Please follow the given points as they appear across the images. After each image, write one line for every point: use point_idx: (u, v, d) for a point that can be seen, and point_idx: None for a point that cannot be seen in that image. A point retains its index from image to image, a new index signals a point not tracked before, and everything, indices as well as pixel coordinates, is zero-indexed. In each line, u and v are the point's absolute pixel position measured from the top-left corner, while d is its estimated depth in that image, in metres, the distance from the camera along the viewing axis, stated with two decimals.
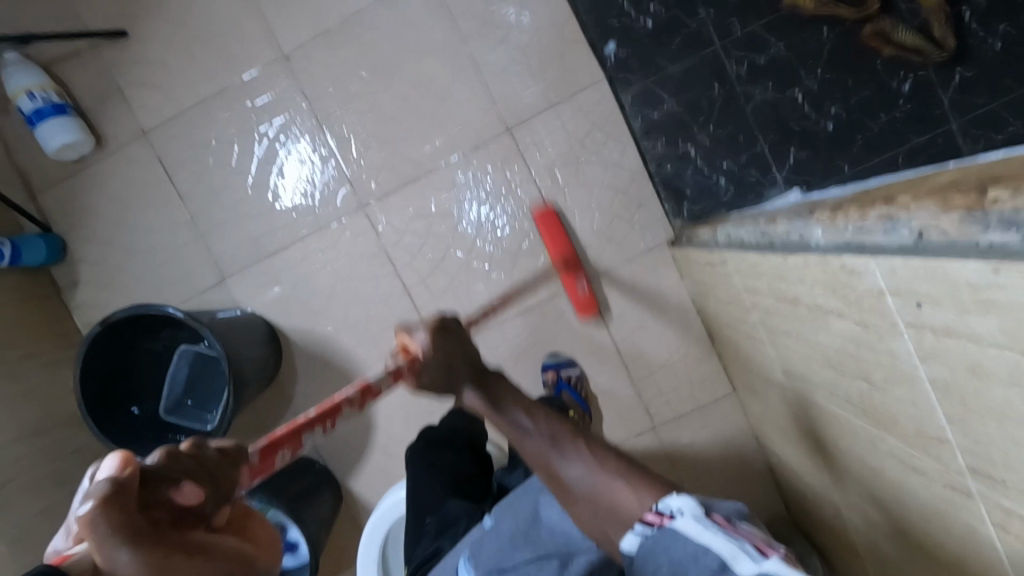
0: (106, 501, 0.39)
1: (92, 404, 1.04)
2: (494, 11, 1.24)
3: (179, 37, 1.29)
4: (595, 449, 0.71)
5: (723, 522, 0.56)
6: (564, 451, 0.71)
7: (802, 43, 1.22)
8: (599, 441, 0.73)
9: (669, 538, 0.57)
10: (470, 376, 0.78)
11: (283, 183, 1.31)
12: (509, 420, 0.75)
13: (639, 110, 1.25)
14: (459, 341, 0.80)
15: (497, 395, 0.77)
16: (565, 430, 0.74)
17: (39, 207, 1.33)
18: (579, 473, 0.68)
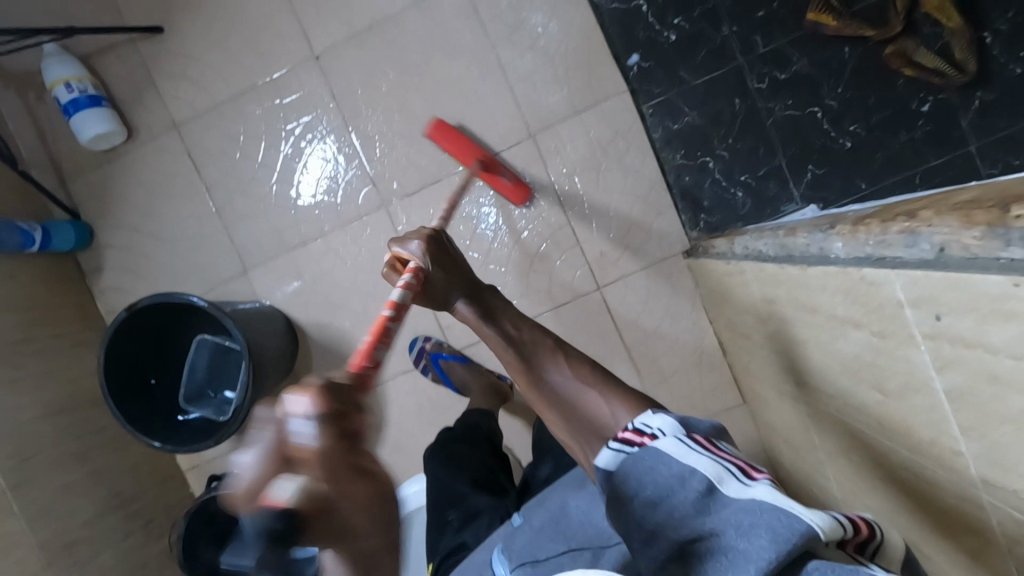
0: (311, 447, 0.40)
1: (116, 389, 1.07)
2: (521, 18, 1.27)
3: (213, 34, 1.32)
4: (571, 360, 0.79)
5: (704, 442, 0.57)
6: (544, 365, 0.78)
7: (823, 61, 1.23)
8: (577, 354, 0.81)
9: (652, 457, 0.57)
10: (460, 291, 0.84)
11: (308, 180, 1.34)
12: (492, 332, 0.82)
13: (660, 120, 1.27)
14: (452, 265, 0.84)
15: (485, 306, 0.85)
16: (546, 343, 0.81)
17: (70, 194, 1.37)
18: (559, 380, 0.77)
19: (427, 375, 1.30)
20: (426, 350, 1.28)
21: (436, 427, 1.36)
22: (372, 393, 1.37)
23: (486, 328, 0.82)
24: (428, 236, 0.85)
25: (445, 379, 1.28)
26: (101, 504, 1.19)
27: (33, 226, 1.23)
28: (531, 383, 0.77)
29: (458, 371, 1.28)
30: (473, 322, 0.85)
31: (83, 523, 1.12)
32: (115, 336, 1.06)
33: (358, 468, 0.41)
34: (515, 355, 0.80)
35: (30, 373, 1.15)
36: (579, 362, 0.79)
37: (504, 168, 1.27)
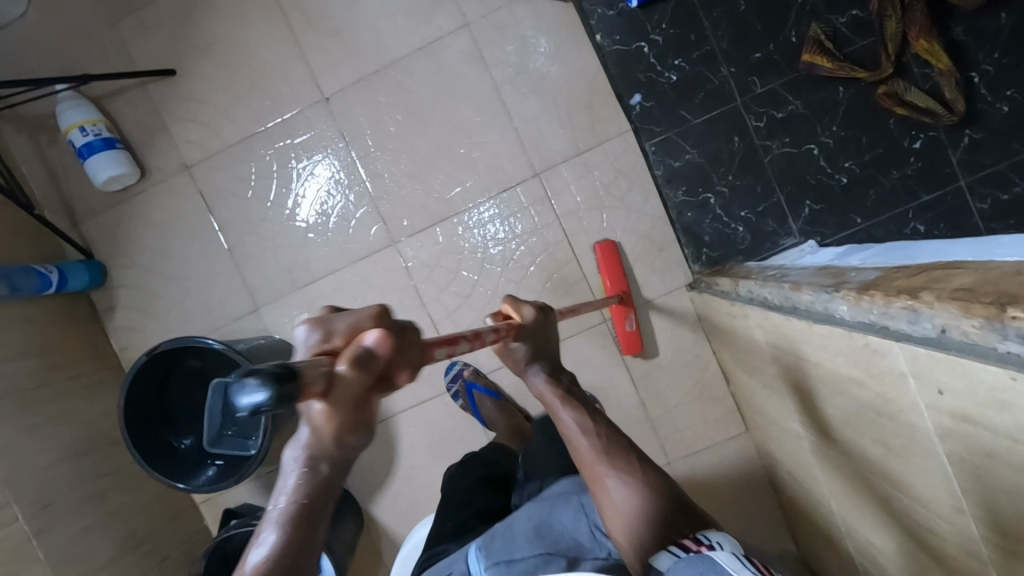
0: (356, 367, 0.47)
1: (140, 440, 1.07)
2: (527, 62, 1.30)
3: (223, 77, 1.34)
4: (644, 467, 0.81)
5: (764, 571, 0.60)
6: (615, 466, 0.80)
7: (818, 100, 1.28)
8: (647, 466, 0.82)
9: (706, 560, 0.61)
10: (541, 361, 0.83)
11: (319, 219, 1.37)
12: (569, 418, 0.83)
13: (662, 159, 1.31)
14: (544, 327, 0.83)
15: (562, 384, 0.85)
16: (619, 442, 0.83)
17: (81, 233, 1.39)
18: (623, 491, 0.79)
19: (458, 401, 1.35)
20: (463, 376, 1.33)
21: (446, 458, 1.39)
22: (384, 425, 1.40)
23: (564, 409, 0.83)
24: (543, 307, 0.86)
25: (473, 409, 1.31)
26: (119, 542, 1.20)
27: (49, 269, 1.25)
28: (596, 478, 0.81)
29: (487, 407, 1.30)
30: (550, 400, 0.84)
31: (103, 564, 1.14)
32: (132, 385, 1.07)
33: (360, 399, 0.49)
34: (591, 445, 0.82)
35: (46, 417, 1.17)
36: (652, 470, 0.81)
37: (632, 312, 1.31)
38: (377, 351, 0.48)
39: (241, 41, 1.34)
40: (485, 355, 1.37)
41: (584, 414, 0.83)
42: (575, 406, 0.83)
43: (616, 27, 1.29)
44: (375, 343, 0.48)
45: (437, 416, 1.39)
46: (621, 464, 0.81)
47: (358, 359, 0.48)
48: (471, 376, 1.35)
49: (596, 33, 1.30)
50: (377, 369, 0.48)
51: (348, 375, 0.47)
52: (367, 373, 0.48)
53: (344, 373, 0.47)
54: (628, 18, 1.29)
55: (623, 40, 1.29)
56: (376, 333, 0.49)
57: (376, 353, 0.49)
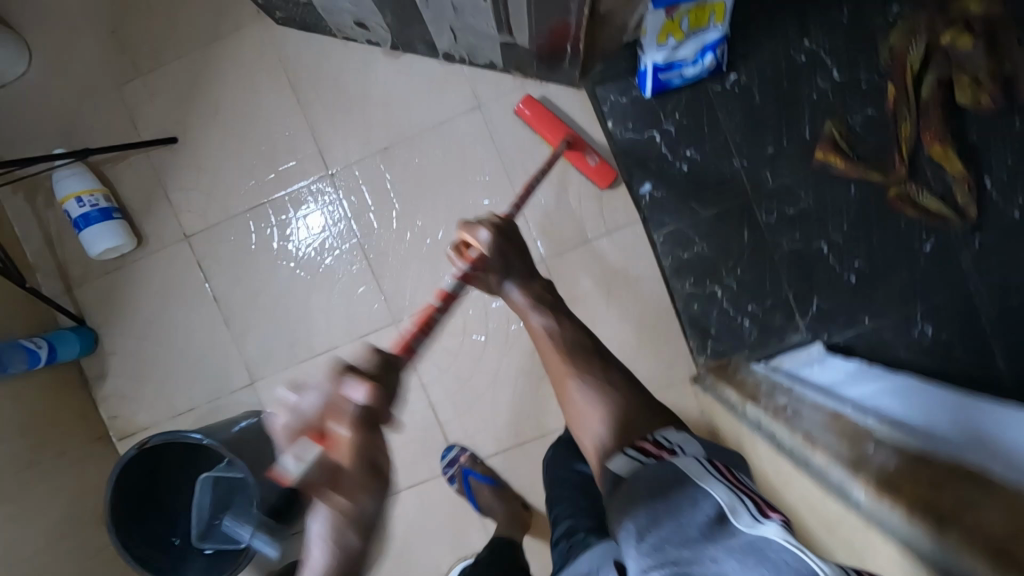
0: (358, 431, 0.49)
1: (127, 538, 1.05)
2: (538, 146, 1.29)
3: (227, 147, 1.32)
4: (607, 369, 0.81)
5: (723, 472, 0.60)
6: (579, 370, 0.80)
7: (830, 198, 1.26)
8: (613, 368, 0.81)
9: (668, 467, 0.59)
10: (513, 275, 0.85)
11: (319, 294, 1.34)
12: (539, 321, 0.85)
13: (671, 249, 1.29)
14: (507, 237, 0.85)
15: (537, 297, 0.86)
16: (587, 344, 0.83)
17: (75, 298, 1.35)
18: (584, 393, 0.78)
19: (452, 484, 1.33)
20: (460, 462, 1.31)
21: (440, 540, 1.36)
22: None
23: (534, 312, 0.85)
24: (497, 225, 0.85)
25: (468, 495, 1.28)
26: None
27: (38, 344, 1.22)
28: (561, 378, 0.81)
29: (485, 494, 1.28)
30: (523, 308, 0.86)
31: None
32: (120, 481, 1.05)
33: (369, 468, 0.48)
34: (553, 343, 0.83)
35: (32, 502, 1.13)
36: (616, 373, 0.80)
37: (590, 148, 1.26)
38: (368, 408, 0.50)
39: (247, 111, 1.31)
40: (484, 437, 1.35)
41: (552, 316, 0.86)
42: (541, 313, 0.85)
43: (629, 114, 1.28)
44: (362, 403, 0.50)
45: (433, 497, 1.36)
46: (585, 370, 0.80)
47: (360, 419, 0.49)
48: (468, 462, 1.32)
49: (609, 119, 1.28)
50: (380, 422, 0.51)
51: (349, 439, 0.49)
52: (370, 433, 0.50)
53: (346, 438, 0.49)
54: (642, 106, 1.27)
55: (636, 127, 1.28)
56: (362, 390, 0.50)
57: (370, 406, 0.50)
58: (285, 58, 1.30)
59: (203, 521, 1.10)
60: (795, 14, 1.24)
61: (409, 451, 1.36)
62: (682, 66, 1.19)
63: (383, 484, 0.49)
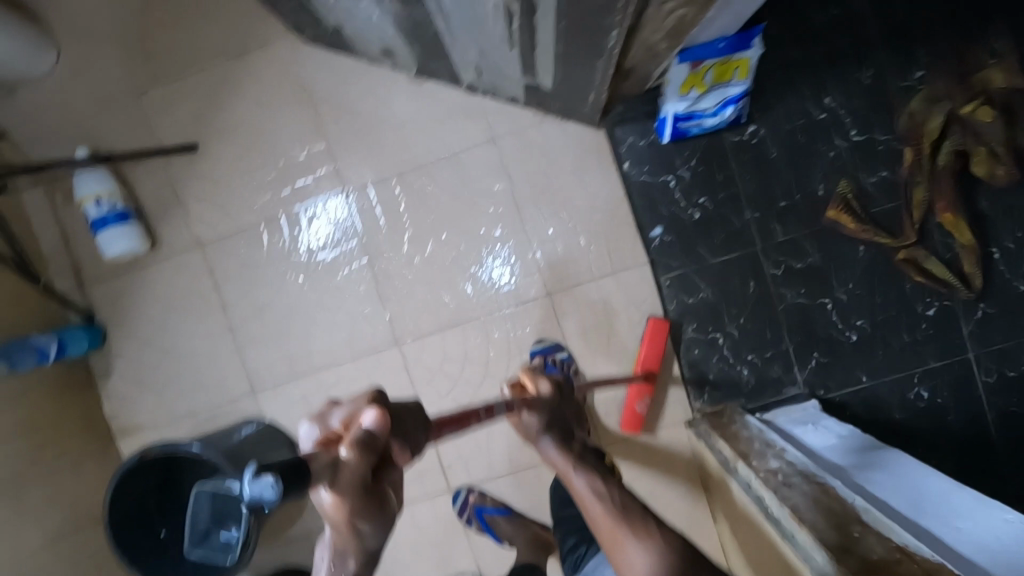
0: (362, 454, 0.46)
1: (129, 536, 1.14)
2: (551, 183, 1.30)
3: (245, 158, 1.34)
4: (664, 532, 0.62)
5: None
6: (631, 527, 0.62)
7: (838, 256, 1.28)
8: (670, 529, 0.63)
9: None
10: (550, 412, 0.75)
11: (326, 309, 1.36)
12: (581, 481, 0.67)
13: (676, 293, 1.31)
14: (561, 392, 0.80)
15: (574, 446, 0.71)
16: (638, 500, 0.66)
17: (86, 296, 1.37)
18: (641, 560, 0.60)
19: (472, 525, 1.34)
20: (470, 503, 1.31)
21: (427, 559, 1.39)
22: None
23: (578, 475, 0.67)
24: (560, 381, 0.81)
25: (490, 532, 1.30)
26: None
27: (49, 340, 1.24)
28: (614, 545, 0.62)
29: (502, 525, 1.29)
30: (558, 464, 0.70)
31: None
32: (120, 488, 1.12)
33: (366, 488, 0.46)
34: (606, 508, 0.64)
35: (32, 499, 1.16)
36: (675, 533, 0.62)
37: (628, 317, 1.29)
38: (373, 438, 0.47)
39: (267, 125, 1.33)
40: (477, 464, 1.37)
41: (596, 471, 0.68)
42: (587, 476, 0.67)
43: (645, 158, 1.29)
44: (372, 428, 0.47)
45: (422, 517, 1.39)
46: (639, 531, 0.62)
47: (361, 441, 0.46)
48: (478, 499, 1.33)
49: (625, 160, 1.29)
50: (378, 451, 0.47)
51: (352, 459, 0.45)
52: (371, 456, 0.46)
53: (349, 456, 0.45)
54: (659, 150, 1.28)
55: (651, 171, 1.29)
56: (374, 414, 0.48)
57: (375, 433, 0.47)
58: (308, 76, 1.31)
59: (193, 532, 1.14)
60: (818, 71, 1.25)
61: None
62: (703, 116, 1.20)
63: (358, 503, 0.46)
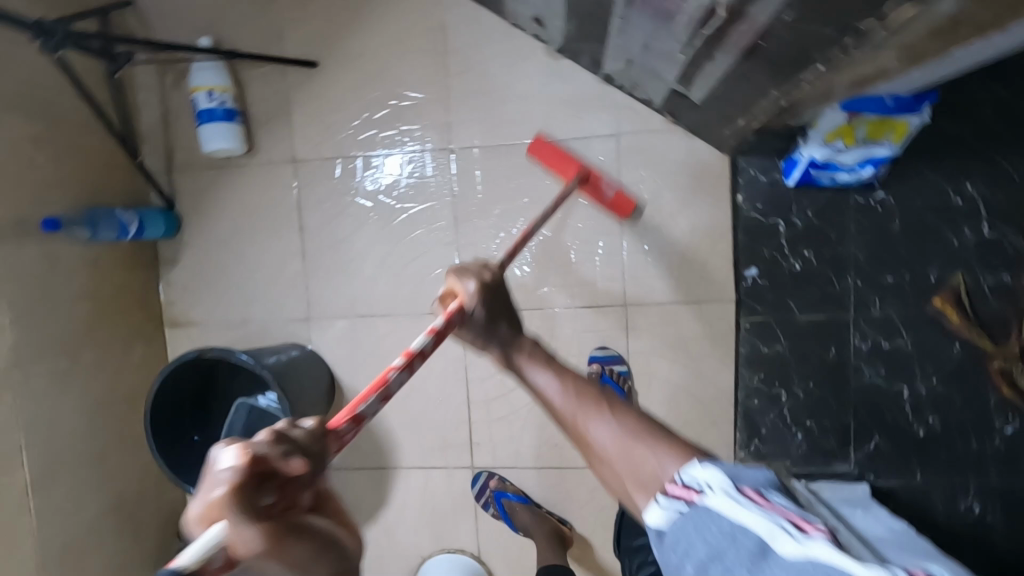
0: (235, 491, 0.45)
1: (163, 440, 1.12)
2: (658, 194, 1.26)
3: (361, 88, 1.31)
4: (617, 411, 0.73)
5: (756, 497, 0.59)
6: (591, 412, 0.73)
7: (929, 347, 1.22)
8: (621, 403, 0.75)
9: (702, 513, 0.60)
10: (500, 329, 0.85)
11: (399, 258, 1.34)
12: (540, 378, 0.80)
13: (753, 339, 1.26)
14: (498, 296, 0.88)
15: (541, 357, 0.82)
16: (594, 387, 0.77)
17: (171, 183, 1.37)
18: (607, 437, 0.71)
19: (487, 510, 1.35)
20: (491, 488, 1.32)
21: (431, 526, 1.39)
22: (384, 473, 1.40)
23: (524, 363, 0.82)
24: (485, 280, 0.89)
25: (506, 518, 1.31)
26: (106, 504, 1.22)
27: (131, 218, 1.24)
28: (578, 429, 0.73)
29: (521, 514, 1.30)
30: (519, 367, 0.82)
31: (84, 524, 1.16)
32: (167, 384, 1.12)
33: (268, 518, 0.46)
34: (558, 394, 0.77)
35: (80, 368, 1.17)
36: (627, 410, 0.73)
37: (606, 179, 1.22)
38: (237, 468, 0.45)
39: (393, 61, 1.30)
40: (504, 450, 1.35)
41: (553, 366, 0.80)
42: (535, 366, 0.81)
43: (762, 195, 1.23)
44: (237, 463, 0.46)
45: (437, 485, 1.38)
46: (597, 412, 0.73)
47: (232, 485, 0.45)
48: (498, 485, 1.34)
49: (740, 192, 1.24)
50: (256, 484, 0.46)
51: (226, 498, 0.45)
52: (253, 489, 0.46)
53: (222, 499, 0.45)
54: (779, 191, 1.23)
55: (764, 209, 1.24)
56: (234, 453, 0.46)
57: (241, 469, 0.46)
58: (446, 22, 1.27)
59: (230, 442, 1.16)
60: (967, 153, 1.18)
61: (430, 435, 1.37)
62: (838, 169, 1.13)
63: (274, 531, 0.46)
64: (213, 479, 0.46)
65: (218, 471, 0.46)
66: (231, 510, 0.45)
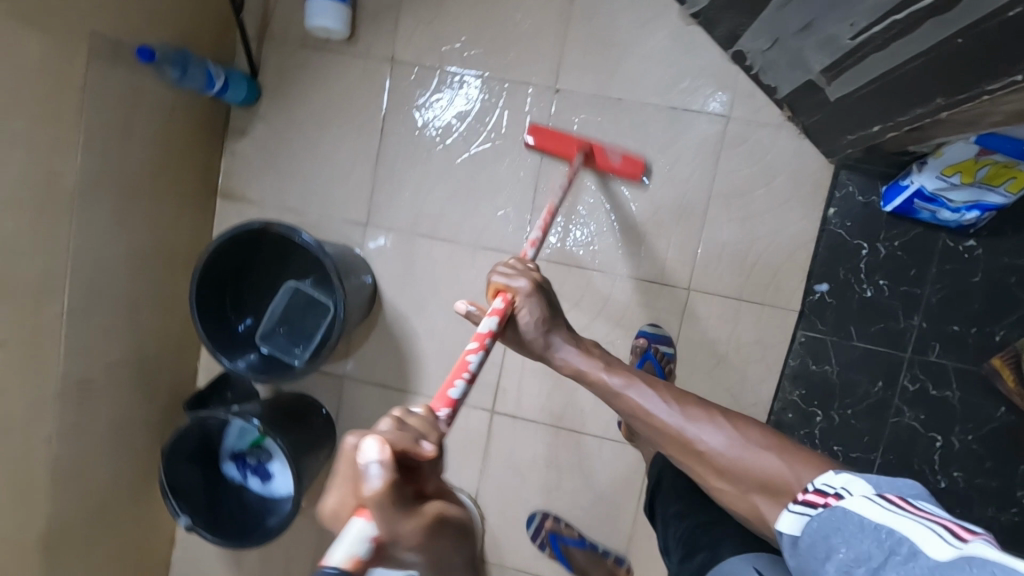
0: (389, 479, 0.48)
1: (209, 305, 1.08)
2: (753, 187, 1.22)
3: (480, 4, 1.27)
4: (727, 417, 0.80)
5: (903, 504, 0.59)
6: (700, 424, 0.81)
7: (973, 404, 1.22)
8: (705, 402, 0.83)
9: (838, 514, 0.61)
10: (563, 335, 0.97)
11: (474, 187, 1.31)
12: (636, 394, 0.87)
13: (804, 353, 1.25)
14: (550, 301, 0.96)
15: (597, 356, 0.94)
16: (679, 389, 0.86)
17: (260, 51, 1.32)
18: (723, 445, 0.78)
19: (544, 549, 1.35)
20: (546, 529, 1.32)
21: None
22: (403, 396, 1.38)
23: (605, 375, 0.91)
24: (534, 280, 0.96)
25: (563, 559, 1.31)
26: (125, 354, 1.18)
27: (219, 74, 1.19)
28: (688, 445, 0.80)
29: (577, 556, 1.31)
30: (596, 372, 0.92)
31: (102, 367, 1.13)
32: (227, 249, 1.07)
33: (413, 505, 0.49)
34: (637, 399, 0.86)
35: (133, 210, 1.13)
36: (704, 400, 0.84)
37: (608, 146, 1.23)
38: (389, 458, 0.48)
39: None
40: (528, 402, 1.34)
41: (636, 379, 0.88)
42: (639, 393, 0.86)
43: (854, 214, 1.21)
44: (382, 452, 0.48)
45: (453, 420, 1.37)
46: (710, 421, 0.80)
47: (387, 474, 0.48)
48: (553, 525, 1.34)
49: (832, 206, 1.22)
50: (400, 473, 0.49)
51: (381, 492, 0.47)
52: (397, 481, 0.49)
53: (378, 487, 0.47)
54: (872, 214, 1.21)
55: (851, 229, 1.21)
56: (378, 442, 0.48)
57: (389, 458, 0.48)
58: None
59: (271, 323, 1.13)
60: None
61: None
62: (943, 206, 1.11)
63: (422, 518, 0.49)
64: (366, 470, 0.47)
65: (367, 463, 0.48)
66: (387, 498, 0.47)
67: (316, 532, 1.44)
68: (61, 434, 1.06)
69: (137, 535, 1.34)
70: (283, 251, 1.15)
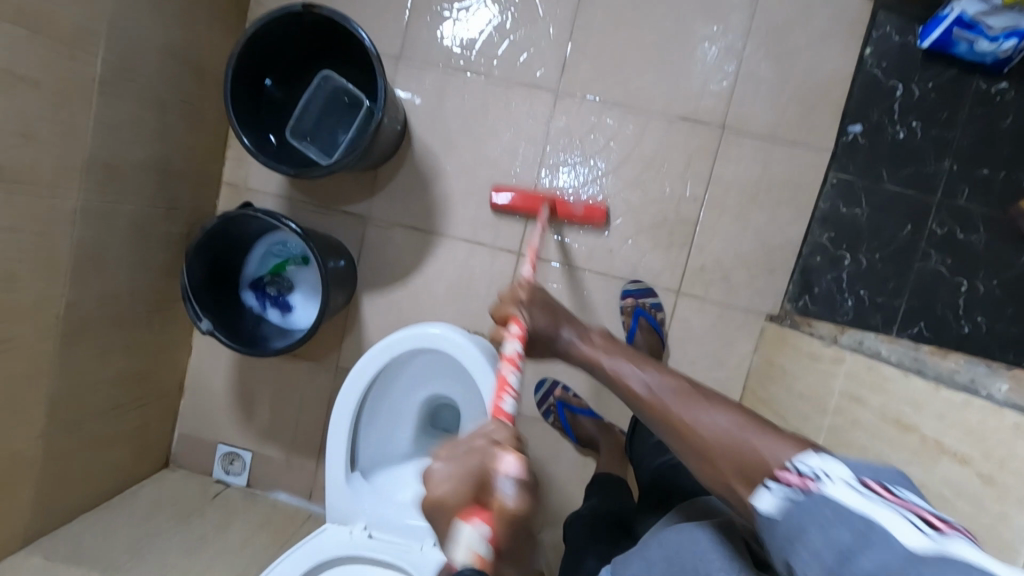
0: (525, 494, 0.56)
1: (242, 92, 1.06)
2: (789, 27, 1.24)
3: None
4: (717, 400, 0.64)
5: (884, 490, 0.49)
6: (690, 403, 0.65)
7: (1000, 249, 1.21)
8: (722, 397, 0.65)
9: (816, 499, 0.49)
10: (569, 329, 0.87)
11: (511, 22, 1.30)
12: (628, 368, 0.74)
13: (835, 196, 1.26)
14: (543, 301, 0.91)
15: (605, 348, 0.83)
16: (682, 376, 0.71)
17: None
18: (706, 422, 0.62)
19: (549, 419, 1.36)
20: (555, 396, 1.32)
21: (461, 304, 1.36)
22: (429, 237, 1.35)
23: (605, 358, 0.80)
24: (520, 297, 0.91)
25: (566, 428, 1.32)
26: (153, 157, 1.16)
27: None
28: (670, 414, 0.65)
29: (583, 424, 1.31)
30: (598, 362, 0.81)
31: (130, 160, 1.10)
32: (264, 36, 1.05)
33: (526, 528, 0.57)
34: (638, 383, 0.71)
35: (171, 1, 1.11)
36: (721, 397, 0.65)
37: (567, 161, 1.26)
38: (527, 478, 0.56)
39: None
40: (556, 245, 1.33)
41: (636, 358, 0.77)
42: (621, 362, 0.76)
43: (890, 55, 1.22)
44: (521, 471, 0.56)
45: (479, 264, 1.35)
46: (699, 400, 0.64)
47: (521, 490, 0.55)
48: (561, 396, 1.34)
49: (868, 46, 1.23)
50: (531, 492, 0.56)
51: (515, 505, 0.55)
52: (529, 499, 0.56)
53: (512, 499, 0.55)
54: (908, 54, 1.21)
55: (886, 70, 1.22)
56: (516, 461, 0.56)
57: (525, 477, 0.56)
58: None
59: (302, 119, 1.13)
60: None
61: (489, 211, 1.33)
62: (981, 35, 1.12)
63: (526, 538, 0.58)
64: (504, 484, 0.55)
65: (505, 477, 0.55)
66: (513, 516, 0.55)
67: (331, 379, 1.41)
68: (88, 215, 1.04)
69: (151, 365, 1.31)
70: (321, 54, 1.15)
